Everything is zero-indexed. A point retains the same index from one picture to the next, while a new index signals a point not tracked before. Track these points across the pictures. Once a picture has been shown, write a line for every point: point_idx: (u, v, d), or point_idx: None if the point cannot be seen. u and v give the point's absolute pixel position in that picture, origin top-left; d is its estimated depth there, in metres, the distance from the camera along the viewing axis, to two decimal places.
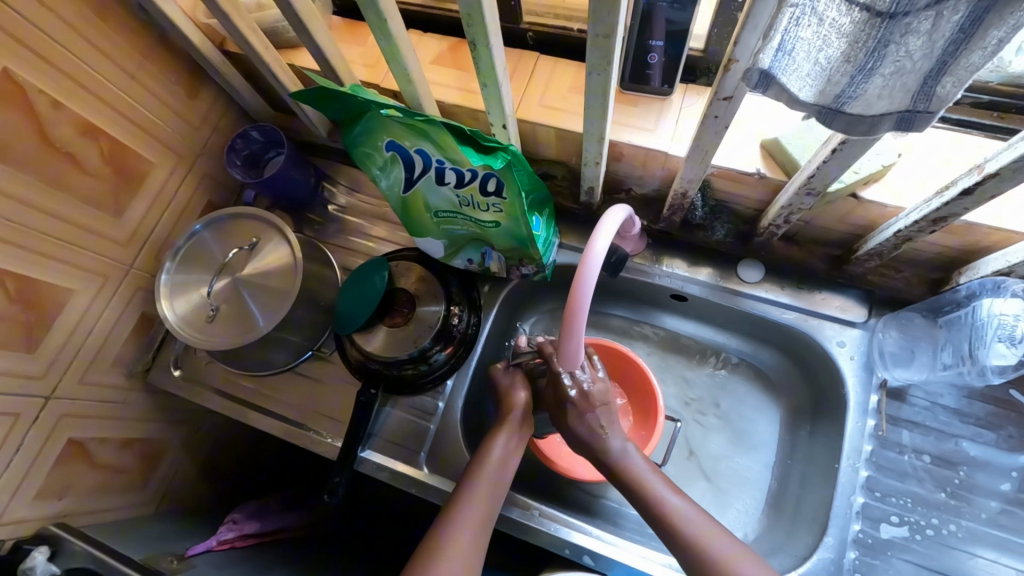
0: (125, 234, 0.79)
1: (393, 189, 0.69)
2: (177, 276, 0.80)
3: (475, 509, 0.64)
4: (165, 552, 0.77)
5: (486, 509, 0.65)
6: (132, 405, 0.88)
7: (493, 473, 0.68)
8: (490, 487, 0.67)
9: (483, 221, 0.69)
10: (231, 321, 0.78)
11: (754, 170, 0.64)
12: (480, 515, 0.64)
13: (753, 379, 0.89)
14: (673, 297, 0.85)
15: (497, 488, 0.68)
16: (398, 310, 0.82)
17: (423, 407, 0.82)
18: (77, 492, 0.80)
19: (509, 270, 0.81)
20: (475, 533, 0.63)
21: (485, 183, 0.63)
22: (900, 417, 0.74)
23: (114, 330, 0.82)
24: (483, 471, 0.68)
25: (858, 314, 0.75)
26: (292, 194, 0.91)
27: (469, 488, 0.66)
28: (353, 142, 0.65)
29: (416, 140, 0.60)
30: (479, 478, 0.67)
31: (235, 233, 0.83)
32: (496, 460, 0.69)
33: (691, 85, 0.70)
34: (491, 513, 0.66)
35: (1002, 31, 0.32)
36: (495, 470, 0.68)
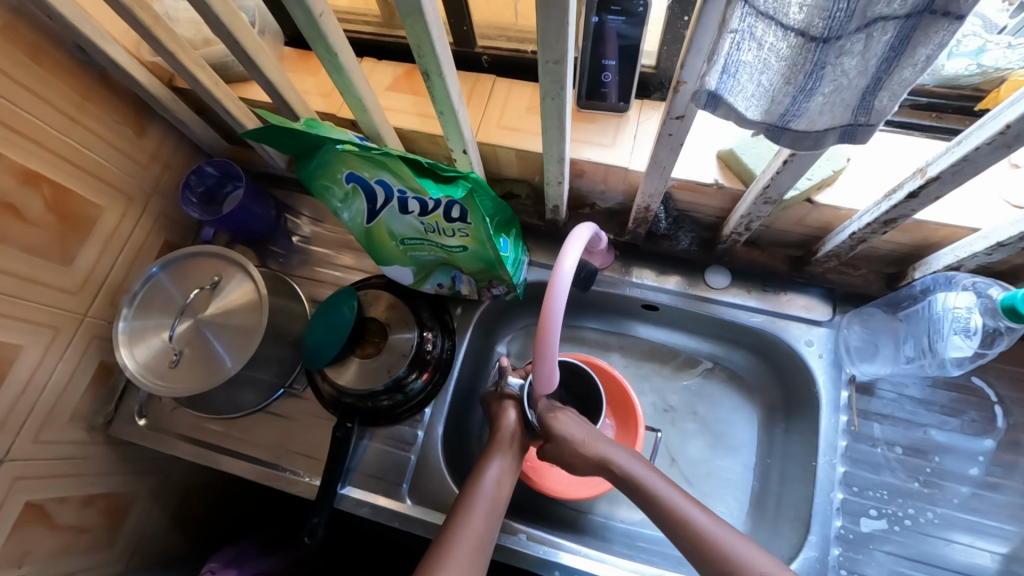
0: (76, 282, 0.75)
1: (356, 220, 0.68)
2: (136, 322, 0.77)
3: (474, 526, 0.62)
4: None
5: (485, 527, 0.62)
6: (93, 459, 0.84)
7: (491, 493, 0.65)
8: (490, 507, 0.64)
9: (450, 246, 0.69)
10: (196, 364, 0.76)
11: (712, 180, 0.66)
12: (481, 535, 0.62)
13: (728, 381, 0.90)
14: (644, 307, 0.86)
15: (496, 509, 0.65)
16: (369, 340, 0.81)
17: (401, 437, 0.80)
18: (36, 557, 0.75)
19: (480, 291, 0.80)
20: (475, 554, 0.60)
21: (448, 210, 0.62)
22: (870, 411, 0.75)
23: (70, 383, 0.78)
24: (481, 491, 0.65)
25: (822, 312, 0.78)
26: (253, 229, 0.89)
27: (466, 506, 0.64)
28: (310, 177, 0.64)
29: (375, 170, 0.60)
30: (477, 495, 0.65)
31: (193, 274, 0.80)
32: (489, 482, 0.67)
33: (646, 100, 0.71)
34: (490, 535, 0.62)
35: (930, 49, 0.33)
36: (493, 492, 0.66)
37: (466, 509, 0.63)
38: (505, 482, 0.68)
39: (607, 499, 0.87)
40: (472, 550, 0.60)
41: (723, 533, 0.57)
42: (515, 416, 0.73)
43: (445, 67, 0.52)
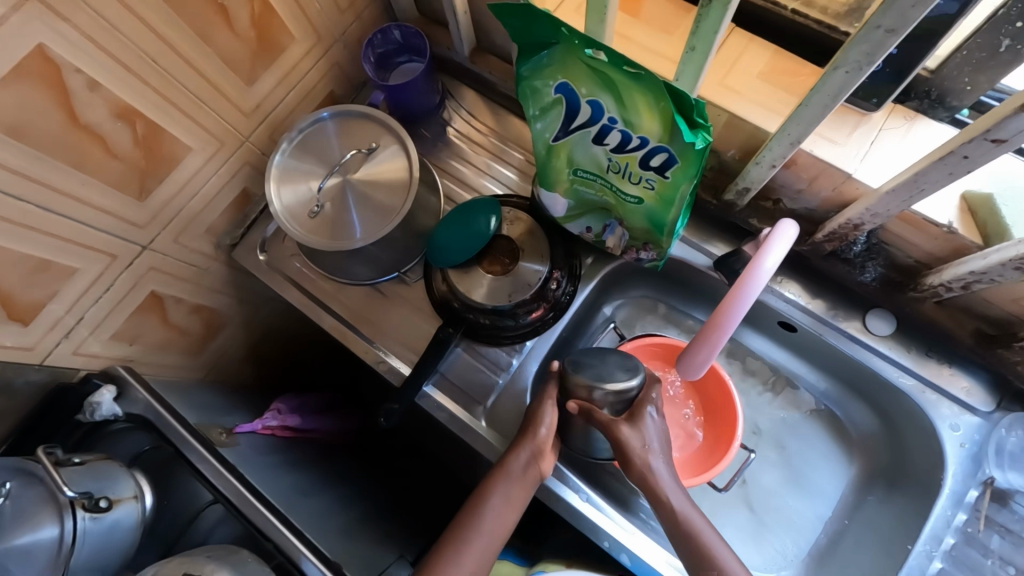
0: (250, 105, 0.75)
1: (545, 134, 0.62)
2: (290, 161, 0.77)
3: (472, 548, 0.65)
4: (216, 423, 0.86)
5: (483, 549, 0.66)
6: (211, 274, 0.89)
7: (493, 511, 0.67)
8: (491, 531, 0.66)
9: (625, 193, 0.64)
10: (333, 222, 0.77)
11: (946, 222, 0.57)
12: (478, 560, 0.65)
13: (831, 429, 0.84)
14: (781, 323, 0.80)
15: (499, 529, 0.67)
16: (498, 257, 0.78)
17: (496, 361, 0.79)
18: (145, 342, 0.85)
19: (625, 250, 0.75)
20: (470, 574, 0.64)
21: (650, 156, 0.57)
22: (997, 521, 0.68)
23: (217, 198, 0.81)
24: (481, 512, 0.67)
25: (982, 401, 0.69)
26: (415, 108, 0.87)
27: (470, 526, 0.67)
28: (522, 82, 0.58)
29: (598, 89, 0.54)
30: (478, 520, 0.67)
31: (353, 132, 0.79)
32: (493, 504, 0.67)
33: (900, 106, 0.61)
34: (486, 559, 0.66)
35: None
36: (496, 510, 0.67)
37: (463, 533, 0.66)
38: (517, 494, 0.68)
39: None
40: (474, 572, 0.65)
41: (712, 538, 0.62)
42: (546, 418, 0.70)
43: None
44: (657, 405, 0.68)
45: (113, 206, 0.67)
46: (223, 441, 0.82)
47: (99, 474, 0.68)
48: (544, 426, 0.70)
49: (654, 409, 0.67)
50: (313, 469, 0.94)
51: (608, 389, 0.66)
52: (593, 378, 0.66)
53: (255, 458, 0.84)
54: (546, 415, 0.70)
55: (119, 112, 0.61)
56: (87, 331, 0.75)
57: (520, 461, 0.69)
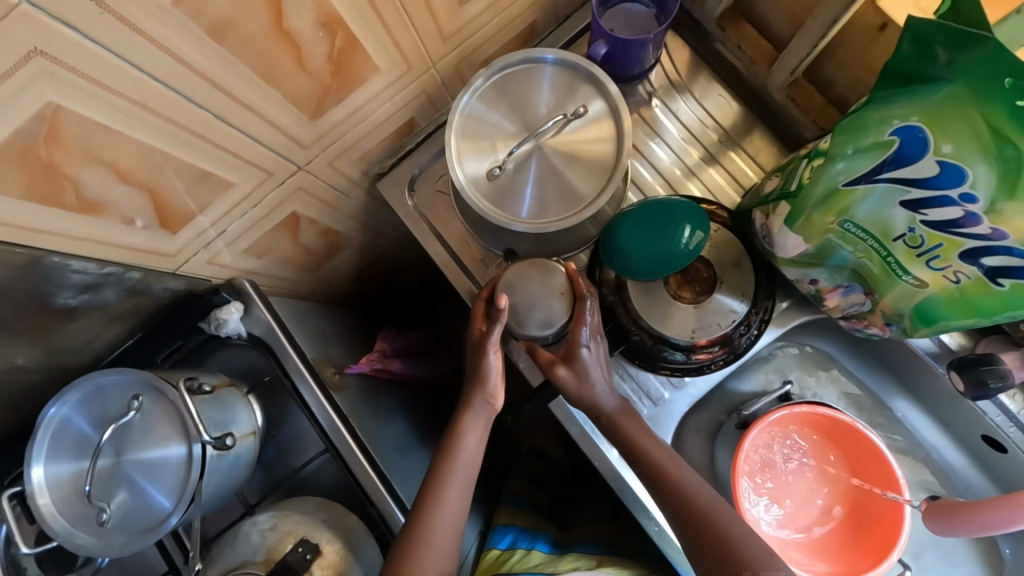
0: (453, 27, 0.61)
1: (841, 178, 0.48)
2: (480, 108, 0.65)
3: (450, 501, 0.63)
4: (329, 358, 0.82)
5: (461, 501, 0.64)
6: (350, 201, 0.80)
7: (469, 462, 0.65)
8: (464, 483, 0.64)
9: (904, 272, 0.51)
10: (515, 193, 0.65)
11: None
12: (452, 521, 0.63)
13: (982, 553, 0.75)
14: (990, 440, 0.68)
15: (471, 478, 0.66)
16: (691, 282, 0.66)
17: (648, 390, 0.70)
18: (272, 257, 0.78)
19: (848, 315, 0.62)
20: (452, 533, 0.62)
21: (987, 253, 0.43)
22: None
23: (382, 126, 0.70)
24: (457, 465, 0.65)
25: None
26: (630, 66, 0.69)
27: (442, 480, 0.64)
28: (871, 106, 0.43)
29: (980, 162, 0.39)
30: (454, 472, 0.64)
31: (567, 90, 0.65)
32: (465, 457, 0.65)
33: None
34: (461, 521, 0.64)
35: None
36: (468, 460, 0.65)
37: (438, 489, 0.63)
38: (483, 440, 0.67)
39: None
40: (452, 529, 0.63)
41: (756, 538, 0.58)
42: (491, 364, 0.65)
43: None
44: (593, 330, 0.64)
45: (286, 123, 0.57)
46: (335, 383, 0.78)
47: (222, 405, 0.65)
48: (493, 376, 0.66)
49: (588, 339, 0.63)
50: (409, 421, 0.91)
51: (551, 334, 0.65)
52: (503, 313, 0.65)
53: (361, 406, 0.80)
54: (491, 361, 0.66)
55: (324, 21, 0.49)
56: (225, 243, 0.68)
57: (481, 411, 0.67)
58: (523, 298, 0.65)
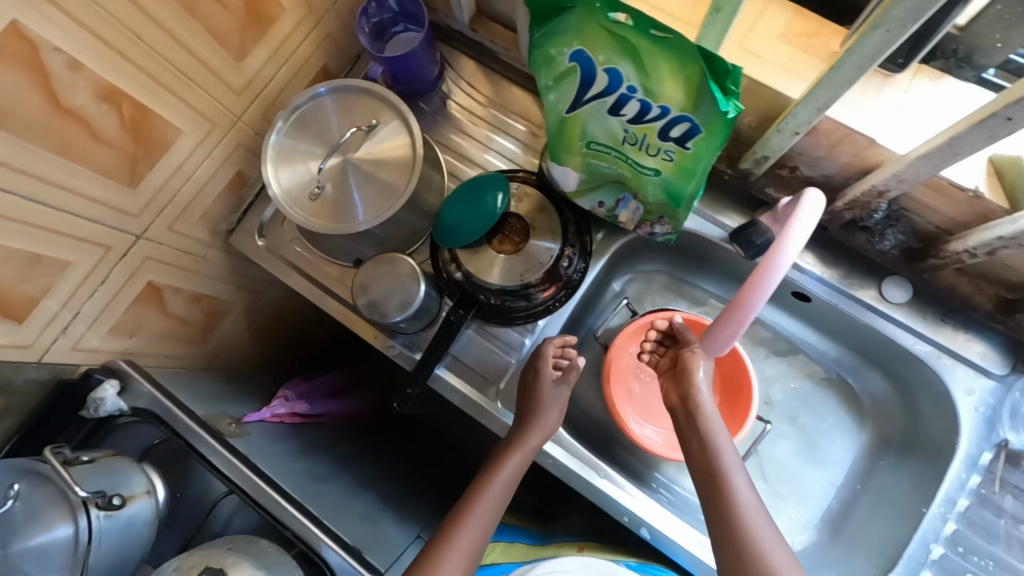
0: (241, 81, 0.71)
1: (557, 106, 0.60)
2: (286, 142, 0.74)
3: (480, 516, 0.70)
4: (224, 413, 0.84)
5: (498, 506, 0.73)
6: (209, 262, 0.86)
7: (501, 491, 0.73)
8: (496, 502, 0.72)
9: (642, 166, 0.62)
10: (336, 204, 0.74)
11: (972, 186, 0.56)
12: (473, 540, 0.69)
13: (843, 397, 0.84)
14: (797, 294, 0.79)
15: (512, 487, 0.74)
16: (508, 236, 0.76)
17: (508, 341, 0.78)
18: (144, 333, 0.81)
19: (638, 224, 0.73)
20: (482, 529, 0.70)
21: (670, 127, 0.55)
22: (1009, 482, 0.68)
23: (211, 183, 0.77)
24: (492, 484, 0.73)
25: (998, 365, 0.70)
26: (418, 82, 0.83)
27: (485, 487, 0.73)
28: (535, 47, 0.55)
29: (616, 57, 0.52)
30: (491, 486, 0.73)
31: (358, 109, 0.74)
32: (503, 478, 0.73)
33: (924, 66, 0.59)
34: (494, 521, 0.72)
35: None
36: (502, 487, 0.73)
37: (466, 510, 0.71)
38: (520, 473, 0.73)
39: (676, 464, 0.86)
40: (475, 538, 0.69)
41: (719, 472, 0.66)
42: (558, 401, 0.74)
43: None
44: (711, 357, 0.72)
45: (104, 195, 0.63)
46: (231, 431, 0.80)
47: (109, 471, 0.67)
48: (556, 411, 0.74)
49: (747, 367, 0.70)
50: (329, 454, 0.93)
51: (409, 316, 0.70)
52: (365, 310, 0.71)
53: (266, 447, 0.82)
54: (558, 396, 0.75)
55: (103, 94, 0.56)
56: (84, 325, 0.71)
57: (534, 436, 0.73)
58: (377, 293, 0.71)
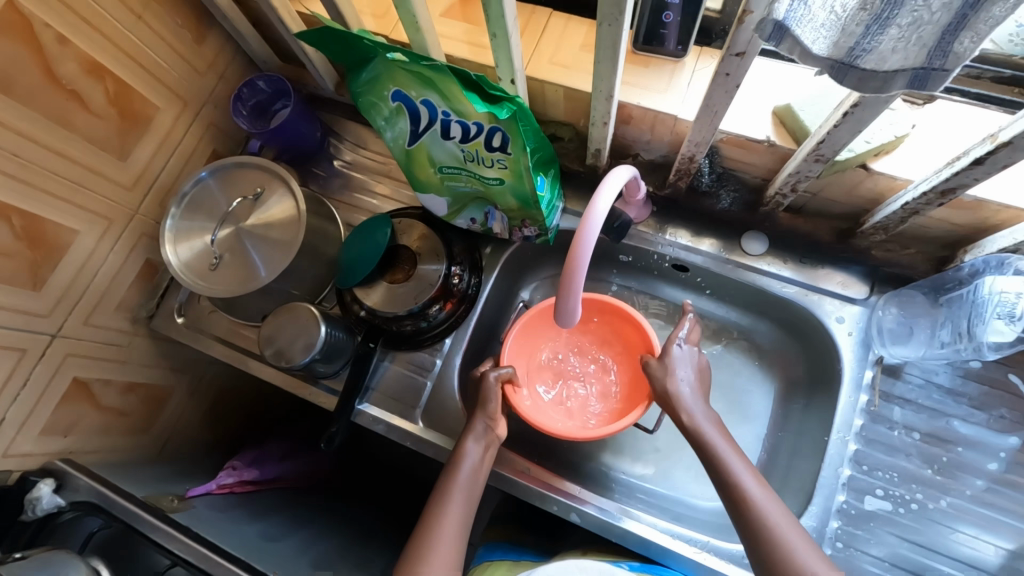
0: (130, 178, 0.78)
1: (398, 141, 0.68)
2: (181, 223, 0.81)
3: (452, 511, 0.67)
4: (167, 491, 0.85)
5: (464, 510, 0.67)
6: (136, 350, 0.89)
7: (468, 480, 0.69)
8: (465, 494, 0.68)
9: (487, 178, 0.69)
10: (234, 269, 0.80)
11: (764, 137, 0.63)
12: (455, 534, 0.66)
13: (749, 352, 0.87)
14: (676, 267, 0.84)
15: (477, 483, 0.69)
16: (399, 266, 0.82)
17: (420, 363, 0.83)
18: (81, 430, 0.83)
19: (512, 231, 0.80)
20: (456, 536, 0.66)
21: (490, 138, 0.62)
22: (893, 394, 0.72)
23: (120, 275, 0.83)
24: (456, 474, 0.69)
25: (859, 290, 0.74)
26: (301, 146, 0.91)
27: (446, 486, 0.68)
28: (357, 94, 0.64)
29: (422, 89, 0.60)
30: (455, 480, 0.68)
31: (244, 181, 0.83)
32: (468, 467, 0.69)
33: (707, 48, 0.68)
34: (466, 523, 0.67)
35: (1002, 8, 0.32)
36: (469, 477, 0.69)
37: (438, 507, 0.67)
38: (483, 459, 0.71)
39: (613, 451, 0.88)
40: (454, 534, 0.66)
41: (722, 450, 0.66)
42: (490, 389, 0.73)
43: None
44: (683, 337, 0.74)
45: (10, 301, 0.68)
46: (174, 506, 0.81)
47: (46, 563, 0.67)
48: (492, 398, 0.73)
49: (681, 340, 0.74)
50: (284, 514, 0.93)
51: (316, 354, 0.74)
52: (273, 359, 0.75)
53: (214, 515, 0.83)
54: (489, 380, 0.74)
55: None
56: (12, 431, 0.74)
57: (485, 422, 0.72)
58: (283, 341, 0.75)
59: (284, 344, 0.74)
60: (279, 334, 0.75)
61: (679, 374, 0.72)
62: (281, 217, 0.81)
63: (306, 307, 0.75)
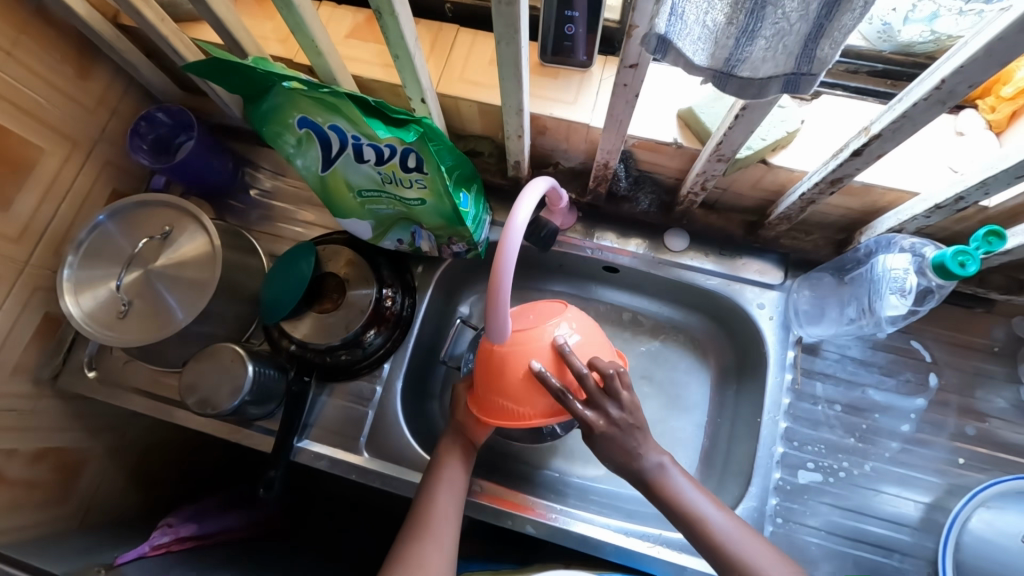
0: (16, 228, 0.72)
1: (310, 169, 0.66)
2: (81, 271, 0.75)
3: (446, 501, 0.65)
4: (93, 562, 0.78)
5: (455, 500, 0.66)
6: (42, 413, 0.82)
7: (458, 470, 0.68)
8: (445, 510, 0.65)
9: (408, 199, 0.68)
10: (145, 315, 0.74)
11: (671, 139, 0.66)
12: (450, 517, 0.64)
13: (684, 344, 0.90)
14: (606, 269, 0.86)
15: (465, 476, 0.69)
16: (327, 295, 0.79)
17: (359, 392, 0.80)
18: None
19: (441, 249, 0.79)
20: (449, 527, 0.64)
21: (405, 159, 0.62)
22: (814, 370, 0.77)
23: (14, 334, 0.75)
24: (434, 493, 0.66)
25: (775, 277, 0.79)
26: (209, 178, 0.86)
27: (436, 480, 0.67)
28: (259, 125, 0.61)
29: (327, 115, 0.58)
30: (445, 473, 0.68)
31: (148, 221, 0.77)
32: (457, 457, 0.69)
33: (610, 58, 0.70)
34: (458, 512, 0.66)
35: (853, 16, 0.35)
36: (460, 465, 0.69)
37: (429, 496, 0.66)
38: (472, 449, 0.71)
39: (564, 456, 0.89)
40: (447, 519, 0.64)
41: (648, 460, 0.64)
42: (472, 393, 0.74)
43: (398, 5, 0.50)
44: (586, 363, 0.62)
45: None
46: None
47: None
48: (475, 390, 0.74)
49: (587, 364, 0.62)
50: (229, 568, 0.87)
51: (245, 397, 0.70)
52: (197, 407, 0.70)
53: None
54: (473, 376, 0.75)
55: None
56: None
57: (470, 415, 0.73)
58: (206, 388, 0.70)
59: (208, 391, 0.70)
60: (200, 380, 0.71)
61: (645, 449, 0.64)
62: (193, 255, 0.76)
63: (231, 348, 0.71)
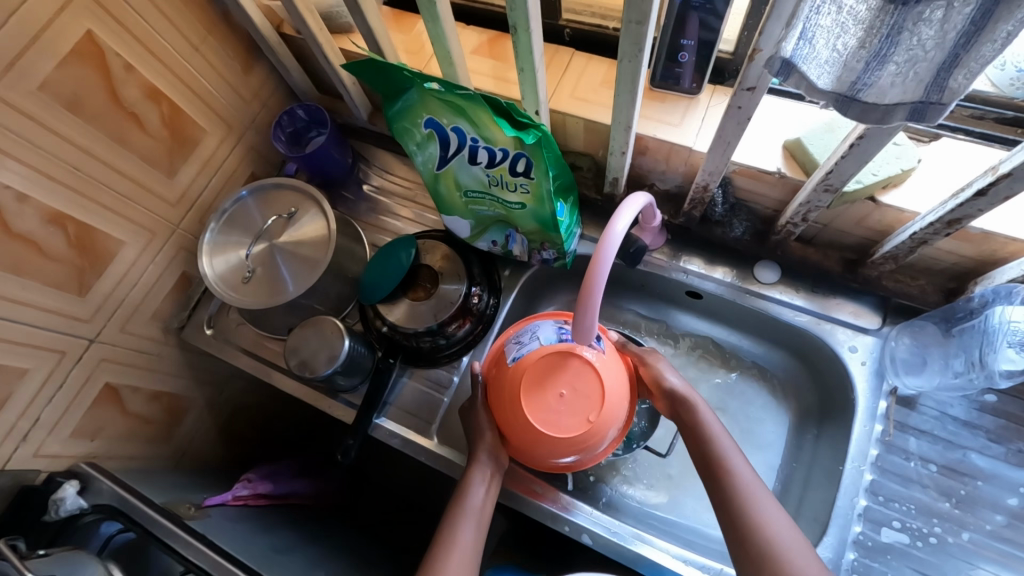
0: (174, 194, 0.84)
1: (427, 165, 0.72)
2: (219, 238, 0.86)
3: (463, 546, 0.65)
4: (185, 499, 0.86)
5: (473, 545, 0.66)
6: (165, 359, 0.93)
7: (477, 509, 0.68)
8: (474, 525, 0.67)
9: (510, 202, 0.73)
10: (264, 283, 0.83)
11: (775, 168, 0.66)
12: (468, 559, 0.64)
13: (762, 380, 0.88)
14: (689, 294, 0.86)
15: (483, 518, 0.68)
16: (421, 285, 0.85)
17: (438, 380, 0.85)
18: (107, 435, 0.85)
19: (531, 254, 0.83)
20: (467, 571, 0.63)
21: (514, 163, 0.67)
22: (907, 424, 0.73)
23: (156, 285, 0.87)
24: (466, 507, 0.68)
25: (871, 321, 0.75)
26: (331, 170, 0.96)
27: (454, 524, 0.66)
28: (393, 121, 0.69)
29: (453, 117, 0.64)
30: (465, 512, 0.67)
31: (278, 201, 0.88)
32: (476, 497, 0.69)
33: (719, 86, 0.72)
34: (474, 559, 0.65)
35: (993, 47, 0.35)
36: (479, 506, 0.68)
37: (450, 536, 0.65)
38: (490, 489, 0.70)
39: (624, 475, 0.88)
40: (466, 561, 0.64)
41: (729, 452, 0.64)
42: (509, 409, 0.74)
43: (532, 21, 0.55)
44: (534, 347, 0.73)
45: (55, 304, 0.73)
46: (190, 514, 0.81)
47: (68, 562, 0.68)
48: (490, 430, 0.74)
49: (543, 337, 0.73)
50: (295, 529, 0.93)
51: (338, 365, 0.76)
52: (296, 369, 0.77)
53: (229, 525, 0.84)
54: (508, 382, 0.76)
55: (50, 218, 0.68)
56: (45, 431, 0.76)
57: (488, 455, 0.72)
58: (307, 353, 0.78)
59: (308, 356, 0.77)
60: (301, 344, 0.78)
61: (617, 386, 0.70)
62: (313, 235, 0.85)
63: (336, 321, 0.78)
